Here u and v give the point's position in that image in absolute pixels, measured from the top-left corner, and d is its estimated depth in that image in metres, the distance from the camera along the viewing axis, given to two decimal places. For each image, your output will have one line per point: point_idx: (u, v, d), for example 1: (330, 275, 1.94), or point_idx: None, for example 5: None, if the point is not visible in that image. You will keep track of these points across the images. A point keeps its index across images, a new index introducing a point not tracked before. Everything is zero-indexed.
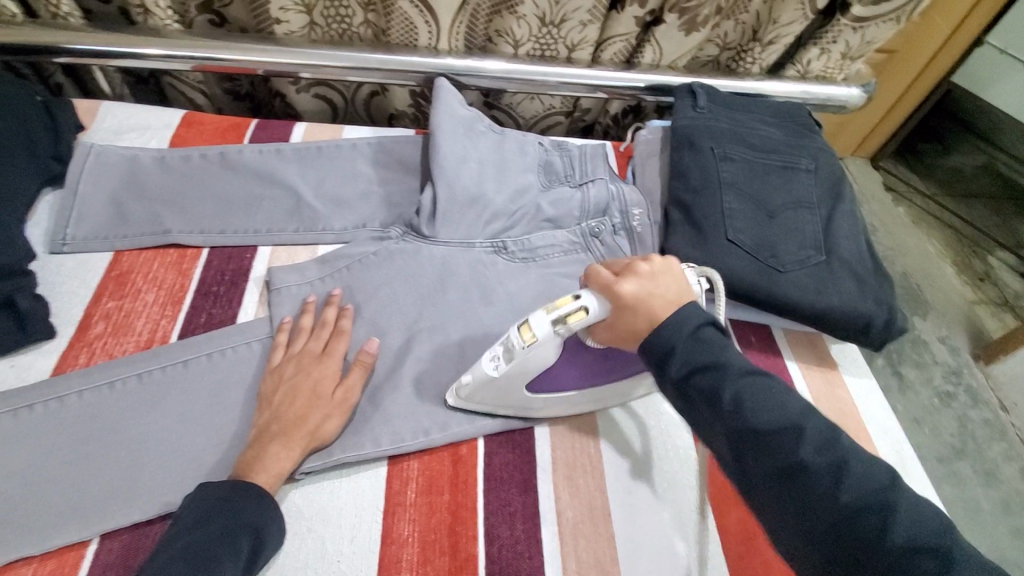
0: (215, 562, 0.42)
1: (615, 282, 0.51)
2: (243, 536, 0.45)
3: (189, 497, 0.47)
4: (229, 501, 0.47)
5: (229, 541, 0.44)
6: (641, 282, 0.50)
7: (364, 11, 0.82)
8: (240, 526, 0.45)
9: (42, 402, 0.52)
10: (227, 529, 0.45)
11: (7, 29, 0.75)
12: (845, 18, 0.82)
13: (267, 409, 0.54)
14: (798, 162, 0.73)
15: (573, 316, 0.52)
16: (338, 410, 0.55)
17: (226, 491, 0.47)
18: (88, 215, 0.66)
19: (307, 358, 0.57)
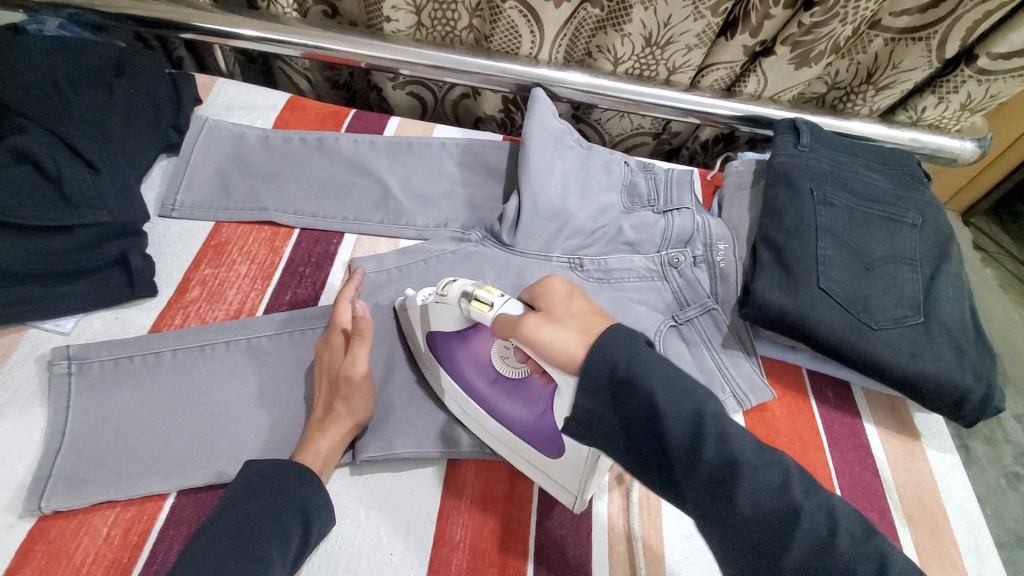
0: (264, 544, 0.44)
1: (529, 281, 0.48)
2: (290, 513, 0.46)
3: (239, 473, 0.49)
4: (274, 479, 0.48)
5: (279, 522, 0.45)
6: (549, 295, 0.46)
7: (470, 16, 0.84)
8: (287, 503, 0.47)
9: (140, 354, 0.55)
10: (274, 507, 0.47)
11: (145, 4, 0.81)
12: (968, 69, 0.77)
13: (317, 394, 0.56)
14: (903, 215, 0.69)
15: (477, 303, 0.51)
16: (362, 391, 0.55)
17: (270, 469, 0.49)
18: (196, 184, 0.70)
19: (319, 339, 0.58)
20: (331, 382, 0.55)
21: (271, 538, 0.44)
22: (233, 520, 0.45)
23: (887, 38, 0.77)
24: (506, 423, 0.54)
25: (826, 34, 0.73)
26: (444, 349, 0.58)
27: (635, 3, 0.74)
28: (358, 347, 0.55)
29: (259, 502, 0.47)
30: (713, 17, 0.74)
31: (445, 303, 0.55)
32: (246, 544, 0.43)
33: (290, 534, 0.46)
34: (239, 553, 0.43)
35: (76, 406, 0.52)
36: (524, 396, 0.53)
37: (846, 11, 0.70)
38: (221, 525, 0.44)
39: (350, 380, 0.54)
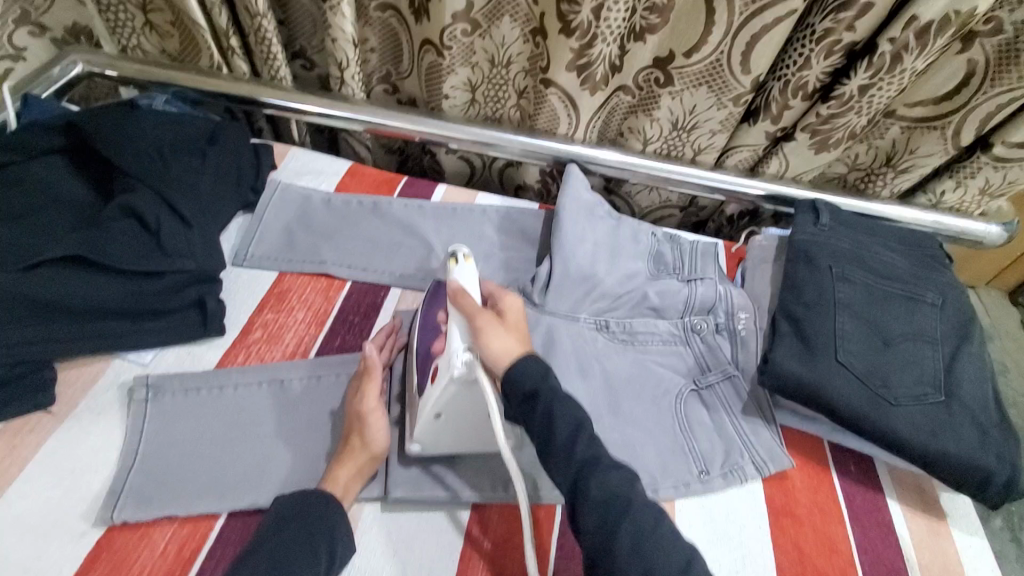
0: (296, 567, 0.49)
1: (502, 306, 0.61)
2: (319, 539, 0.51)
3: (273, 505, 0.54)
4: (299, 508, 0.53)
5: (309, 548, 0.50)
6: (507, 322, 0.58)
7: (518, 97, 0.94)
8: (314, 528, 0.51)
9: (207, 387, 0.63)
10: (302, 533, 0.51)
11: (236, 83, 0.94)
12: (985, 156, 0.81)
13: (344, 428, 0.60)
14: (922, 294, 0.72)
15: (453, 259, 0.65)
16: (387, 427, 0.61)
17: (294, 500, 0.54)
18: (266, 239, 0.79)
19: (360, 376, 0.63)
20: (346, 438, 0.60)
21: (302, 563, 0.49)
22: (268, 545, 0.50)
23: (903, 127, 0.82)
24: (416, 369, 0.63)
25: (843, 124, 0.79)
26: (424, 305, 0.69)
27: (663, 92, 0.83)
28: (365, 385, 0.61)
29: (288, 529, 0.51)
30: (735, 107, 0.82)
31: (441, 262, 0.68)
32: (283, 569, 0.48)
33: (319, 557, 0.50)
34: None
35: (149, 427, 0.60)
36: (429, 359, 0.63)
37: (861, 105, 0.76)
38: (257, 553, 0.49)
39: (363, 423, 0.59)
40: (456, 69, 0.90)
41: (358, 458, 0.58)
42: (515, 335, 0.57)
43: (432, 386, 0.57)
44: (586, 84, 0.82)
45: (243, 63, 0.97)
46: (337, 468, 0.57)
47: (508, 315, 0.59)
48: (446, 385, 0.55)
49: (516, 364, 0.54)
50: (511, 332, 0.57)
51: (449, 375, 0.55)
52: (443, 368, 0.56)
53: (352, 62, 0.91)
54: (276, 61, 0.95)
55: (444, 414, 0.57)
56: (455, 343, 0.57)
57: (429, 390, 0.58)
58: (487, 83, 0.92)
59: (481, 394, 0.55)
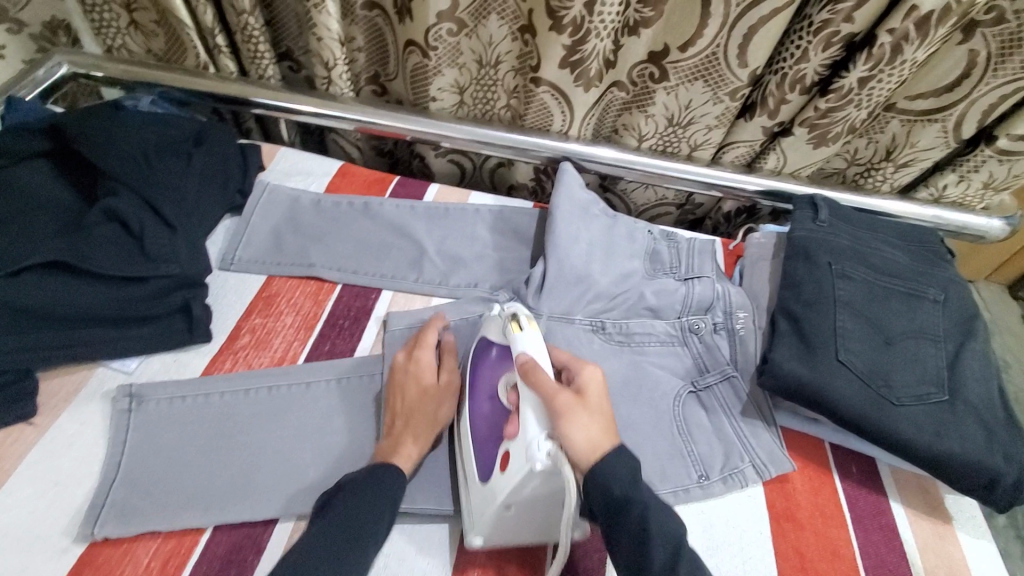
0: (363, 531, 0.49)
1: (580, 386, 0.53)
2: (385, 510, 0.51)
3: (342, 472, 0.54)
4: (369, 477, 0.53)
5: (376, 513, 0.50)
6: (589, 405, 0.51)
7: (508, 97, 0.92)
8: (382, 499, 0.51)
9: (192, 395, 0.61)
10: (373, 500, 0.51)
11: (223, 83, 0.92)
12: (988, 149, 0.79)
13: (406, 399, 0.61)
14: (924, 291, 0.70)
15: (515, 323, 0.57)
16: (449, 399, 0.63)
17: (364, 471, 0.53)
18: (253, 242, 0.77)
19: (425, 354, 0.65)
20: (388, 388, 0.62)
21: (370, 533, 0.49)
22: (338, 506, 0.50)
23: (904, 120, 0.80)
24: (474, 435, 0.60)
25: (842, 118, 0.78)
26: (479, 359, 0.64)
27: (658, 87, 0.82)
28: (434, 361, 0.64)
29: (360, 495, 0.51)
30: (731, 102, 0.80)
31: (497, 316, 0.62)
32: (349, 533, 0.48)
33: (384, 526, 0.50)
34: (347, 547, 0.47)
35: (133, 439, 0.58)
36: (497, 431, 0.58)
37: (860, 98, 0.75)
38: (328, 519, 0.49)
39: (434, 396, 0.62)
40: (444, 71, 0.89)
41: (420, 426, 0.59)
42: (602, 419, 0.50)
43: (501, 473, 0.53)
44: (580, 81, 0.80)
45: (230, 62, 0.96)
46: (402, 433, 0.59)
47: (591, 397, 0.52)
48: (525, 478, 0.50)
49: (604, 466, 0.47)
50: (597, 421, 0.50)
51: (528, 469, 0.49)
52: (517, 459, 0.51)
53: (339, 61, 0.90)
54: (264, 59, 0.94)
55: (514, 507, 0.52)
56: (532, 429, 0.50)
57: (497, 476, 0.53)
58: (475, 84, 0.91)
59: (560, 481, 0.50)
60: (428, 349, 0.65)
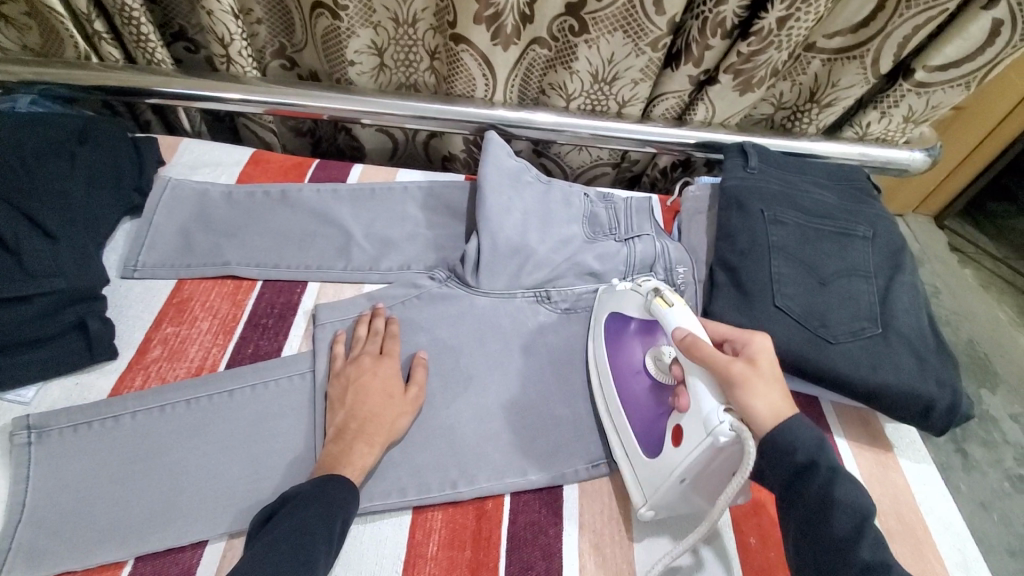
0: (312, 545, 0.45)
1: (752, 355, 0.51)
2: (335, 525, 0.47)
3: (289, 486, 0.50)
4: (320, 490, 0.49)
5: (326, 527, 0.46)
6: (766, 375, 0.50)
7: (430, 59, 0.87)
8: (331, 511, 0.48)
9: (100, 419, 0.56)
10: (323, 514, 0.47)
11: (107, 72, 0.82)
12: (907, 83, 0.80)
13: (342, 408, 0.57)
14: (854, 229, 0.71)
15: (661, 300, 0.57)
16: (410, 408, 0.59)
17: (312, 483, 0.50)
18: (158, 245, 0.71)
19: (369, 357, 0.61)
20: (341, 387, 0.59)
21: (319, 548, 0.45)
22: (286, 521, 0.46)
23: (824, 59, 0.80)
24: (631, 419, 0.60)
25: (764, 61, 0.76)
26: (615, 334, 0.66)
27: (579, 41, 0.78)
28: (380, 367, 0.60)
29: (308, 508, 0.47)
30: (653, 53, 0.77)
31: (632, 292, 0.62)
32: (298, 547, 0.44)
33: (332, 543, 0.46)
34: (294, 561, 0.43)
35: (36, 477, 0.53)
36: (658, 406, 0.59)
37: (780, 39, 0.74)
38: (274, 533, 0.45)
39: (384, 404, 0.57)
40: (357, 31, 0.82)
41: (376, 434, 0.56)
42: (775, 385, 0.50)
43: (677, 447, 0.52)
44: (498, 39, 0.77)
45: (112, 49, 0.86)
46: (354, 439, 0.55)
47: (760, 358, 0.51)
48: (702, 449, 0.49)
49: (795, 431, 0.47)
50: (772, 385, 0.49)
51: (703, 439, 0.49)
52: (693, 432, 0.50)
53: (236, 36, 0.82)
54: (150, 43, 0.84)
55: (692, 479, 0.51)
56: (707, 401, 0.50)
57: (672, 452, 0.52)
58: (394, 45, 0.85)
59: (728, 455, 0.49)
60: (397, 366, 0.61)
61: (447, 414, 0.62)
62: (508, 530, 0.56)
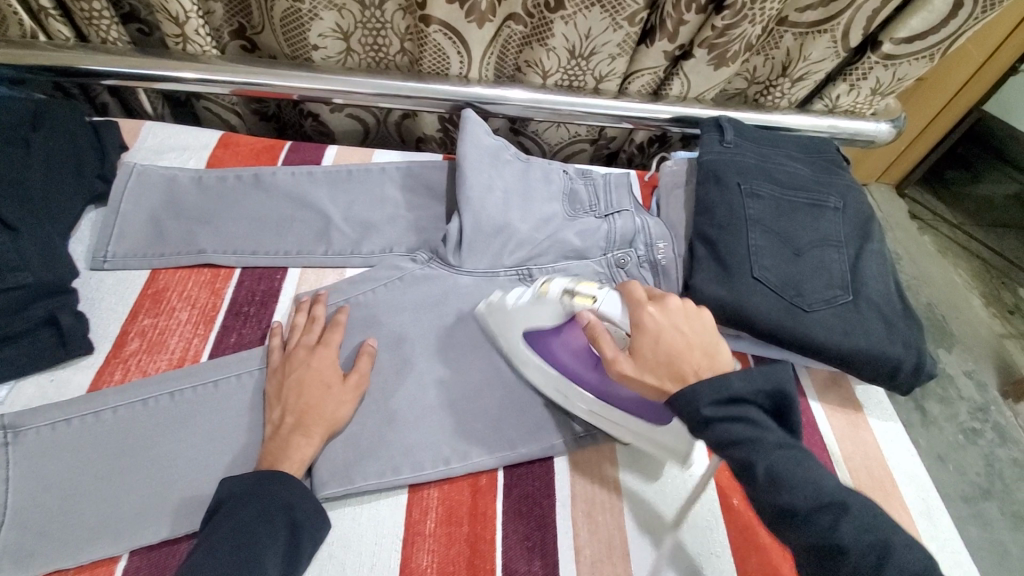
0: (256, 542, 0.45)
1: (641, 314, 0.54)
2: (278, 518, 0.48)
3: (222, 486, 0.50)
4: (256, 488, 0.49)
5: (269, 523, 0.47)
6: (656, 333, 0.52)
7: (401, 40, 0.85)
8: (272, 507, 0.48)
9: (80, 416, 0.54)
10: (263, 511, 0.47)
11: (59, 52, 0.77)
12: (874, 56, 0.82)
13: (277, 405, 0.56)
14: (825, 200, 0.73)
15: (581, 297, 0.61)
16: (351, 395, 0.58)
17: (246, 481, 0.49)
18: (128, 234, 0.68)
19: (304, 349, 0.60)
20: (280, 388, 0.57)
21: (264, 541, 0.45)
22: (226, 526, 0.46)
23: (796, 34, 0.81)
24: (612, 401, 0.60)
25: (738, 35, 0.77)
26: (539, 342, 0.63)
27: (555, 17, 0.77)
28: (317, 356, 0.59)
29: (246, 509, 0.47)
30: (630, 27, 0.77)
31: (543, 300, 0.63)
32: (240, 547, 0.44)
33: (280, 534, 0.47)
34: (239, 560, 0.43)
35: (15, 477, 0.51)
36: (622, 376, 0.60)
37: (753, 13, 0.74)
38: (211, 538, 0.45)
39: (320, 399, 0.56)
40: (320, 14, 0.79)
41: (315, 424, 0.55)
42: (658, 366, 0.51)
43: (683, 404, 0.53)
44: (472, 16, 0.75)
45: (62, 27, 0.81)
46: (293, 432, 0.54)
47: (640, 343, 0.52)
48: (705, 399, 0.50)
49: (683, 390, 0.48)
50: (653, 368, 0.51)
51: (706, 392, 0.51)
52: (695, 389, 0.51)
53: (192, 14, 0.77)
54: (103, 19, 0.79)
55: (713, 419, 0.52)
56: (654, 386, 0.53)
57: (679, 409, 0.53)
58: (361, 29, 0.82)
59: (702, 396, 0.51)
60: (333, 357, 0.60)
61: (436, 394, 0.62)
62: (502, 505, 0.57)
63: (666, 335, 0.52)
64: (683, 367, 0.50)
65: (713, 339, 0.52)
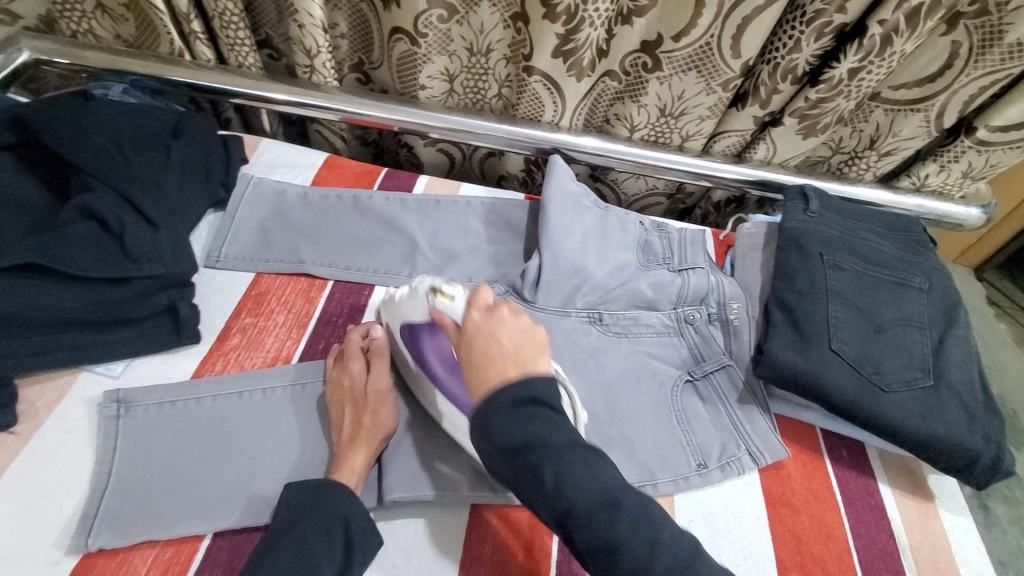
0: (313, 555, 0.48)
1: (476, 307, 0.52)
2: (334, 530, 0.50)
3: (284, 492, 0.53)
4: (313, 500, 0.52)
5: (326, 535, 0.50)
6: (485, 332, 0.50)
7: (500, 86, 0.91)
8: (330, 519, 0.51)
9: (184, 399, 0.60)
10: (318, 524, 0.50)
11: (200, 71, 0.87)
12: (968, 140, 0.81)
13: (336, 430, 0.59)
14: (911, 279, 0.72)
15: (440, 295, 0.55)
16: (382, 399, 0.61)
17: (303, 491, 0.53)
18: (240, 238, 0.75)
19: (337, 376, 0.62)
20: (353, 403, 0.60)
21: (320, 552, 0.49)
22: (289, 537, 0.49)
23: (888, 109, 0.81)
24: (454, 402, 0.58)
25: (832, 108, 0.79)
26: (411, 337, 0.61)
27: (651, 78, 0.81)
28: (346, 365, 0.62)
29: (304, 521, 0.51)
30: (723, 93, 0.80)
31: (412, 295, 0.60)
32: (297, 560, 0.47)
33: (336, 547, 0.50)
34: (296, 573, 0.47)
35: (122, 447, 0.56)
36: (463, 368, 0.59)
37: (849, 89, 0.76)
38: (274, 551, 0.48)
39: (364, 410, 0.60)
40: (433, 58, 0.86)
41: (365, 439, 0.58)
42: (465, 369, 0.50)
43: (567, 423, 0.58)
44: (573, 70, 0.79)
45: (207, 49, 0.90)
46: (346, 449, 0.57)
47: (461, 348, 0.51)
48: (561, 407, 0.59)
49: (487, 396, 0.46)
50: (461, 367, 0.51)
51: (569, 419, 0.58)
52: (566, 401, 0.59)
53: (323, 48, 0.86)
54: (243, 48, 0.89)
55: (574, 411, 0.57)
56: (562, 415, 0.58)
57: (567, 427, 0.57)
58: (466, 72, 0.89)
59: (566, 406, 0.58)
60: (364, 368, 0.63)
61: None
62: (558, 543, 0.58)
63: (483, 339, 0.49)
64: (486, 375, 0.48)
65: (534, 352, 0.49)
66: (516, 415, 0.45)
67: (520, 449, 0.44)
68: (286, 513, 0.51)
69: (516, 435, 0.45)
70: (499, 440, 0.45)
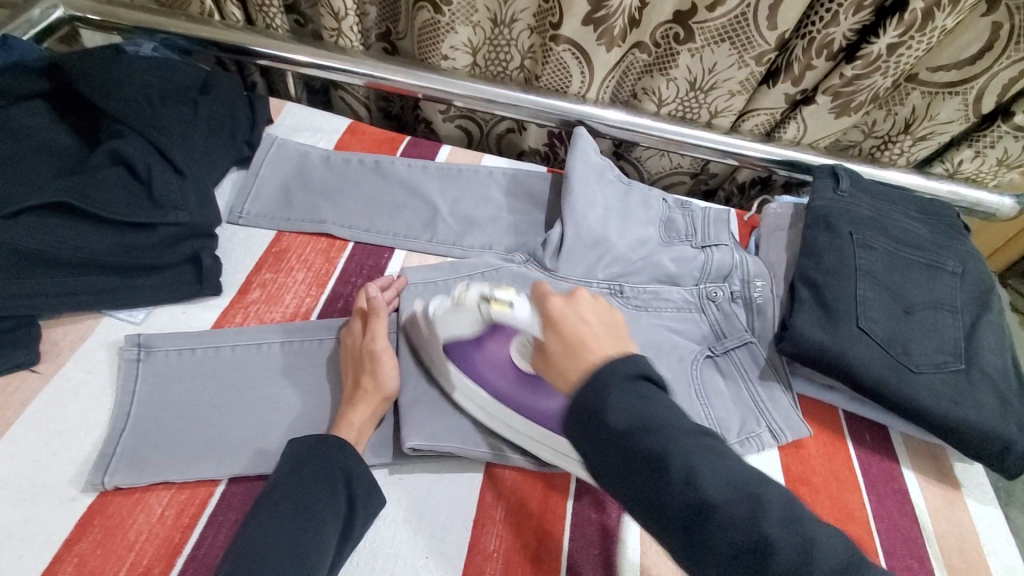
0: (316, 507, 0.48)
1: (548, 295, 0.51)
2: (336, 482, 0.50)
3: (289, 443, 0.53)
4: (317, 451, 0.51)
5: (329, 487, 0.50)
6: (573, 310, 0.49)
7: (522, 58, 0.90)
8: (332, 472, 0.50)
9: (204, 347, 0.60)
10: (321, 476, 0.50)
11: (226, 30, 0.87)
12: (1004, 125, 0.78)
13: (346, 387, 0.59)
14: (943, 263, 0.70)
15: (497, 304, 0.54)
16: (386, 359, 0.59)
17: (307, 443, 0.52)
18: (262, 196, 0.75)
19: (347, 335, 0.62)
20: (358, 361, 0.59)
21: (322, 504, 0.48)
22: (288, 488, 0.49)
23: (926, 92, 0.79)
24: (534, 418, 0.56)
25: (867, 86, 0.77)
26: (460, 356, 0.60)
27: (682, 49, 0.79)
28: (354, 324, 0.62)
29: (307, 471, 0.50)
30: (756, 67, 0.78)
31: (457, 310, 0.58)
32: (297, 510, 0.47)
33: (339, 499, 0.50)
34: (297, 521, 0.47)
35: (141, 391, 0.56)
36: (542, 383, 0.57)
37: (886, 66, 0.74)
38: (273, 501, 0.48)
39: (366, 368, 0.58)
40: (456, 28, 0.85)
41: (370, 398, 0.57)
42: (561, 359, 0.46)
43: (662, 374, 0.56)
44: (603, 39, 0.78)
45: (236, 9, 0.90)
46: (352, 407, 0.57)
47: (550, 339, 0.48)
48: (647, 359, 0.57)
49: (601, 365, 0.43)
50: (556, 361, 0.47)
51: None
52: None
53: (350, 12, 0.86)
54: (271, 8, 0.89)
55: None
56: None
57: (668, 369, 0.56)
58: (488, 44, 0.88)
59: None
60: (366, 329, 0.61)
61: None
62: (572, 509, 0.57)
63: (571, 324, 0.48)
64: (578, 361, 0.45)
65: (618, 333, 0.48)
66: (630, 389, 0.41)
67: (633, 426, 0.39)
68: (291, 465, 0.51)
69: (627, 410, 0.40)
70: (610, 412, 0.40)
